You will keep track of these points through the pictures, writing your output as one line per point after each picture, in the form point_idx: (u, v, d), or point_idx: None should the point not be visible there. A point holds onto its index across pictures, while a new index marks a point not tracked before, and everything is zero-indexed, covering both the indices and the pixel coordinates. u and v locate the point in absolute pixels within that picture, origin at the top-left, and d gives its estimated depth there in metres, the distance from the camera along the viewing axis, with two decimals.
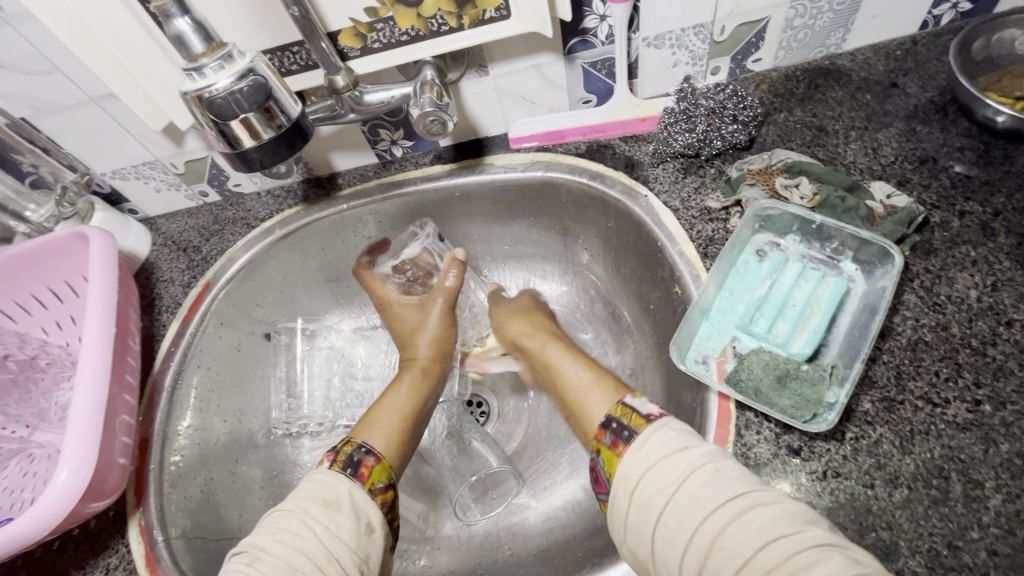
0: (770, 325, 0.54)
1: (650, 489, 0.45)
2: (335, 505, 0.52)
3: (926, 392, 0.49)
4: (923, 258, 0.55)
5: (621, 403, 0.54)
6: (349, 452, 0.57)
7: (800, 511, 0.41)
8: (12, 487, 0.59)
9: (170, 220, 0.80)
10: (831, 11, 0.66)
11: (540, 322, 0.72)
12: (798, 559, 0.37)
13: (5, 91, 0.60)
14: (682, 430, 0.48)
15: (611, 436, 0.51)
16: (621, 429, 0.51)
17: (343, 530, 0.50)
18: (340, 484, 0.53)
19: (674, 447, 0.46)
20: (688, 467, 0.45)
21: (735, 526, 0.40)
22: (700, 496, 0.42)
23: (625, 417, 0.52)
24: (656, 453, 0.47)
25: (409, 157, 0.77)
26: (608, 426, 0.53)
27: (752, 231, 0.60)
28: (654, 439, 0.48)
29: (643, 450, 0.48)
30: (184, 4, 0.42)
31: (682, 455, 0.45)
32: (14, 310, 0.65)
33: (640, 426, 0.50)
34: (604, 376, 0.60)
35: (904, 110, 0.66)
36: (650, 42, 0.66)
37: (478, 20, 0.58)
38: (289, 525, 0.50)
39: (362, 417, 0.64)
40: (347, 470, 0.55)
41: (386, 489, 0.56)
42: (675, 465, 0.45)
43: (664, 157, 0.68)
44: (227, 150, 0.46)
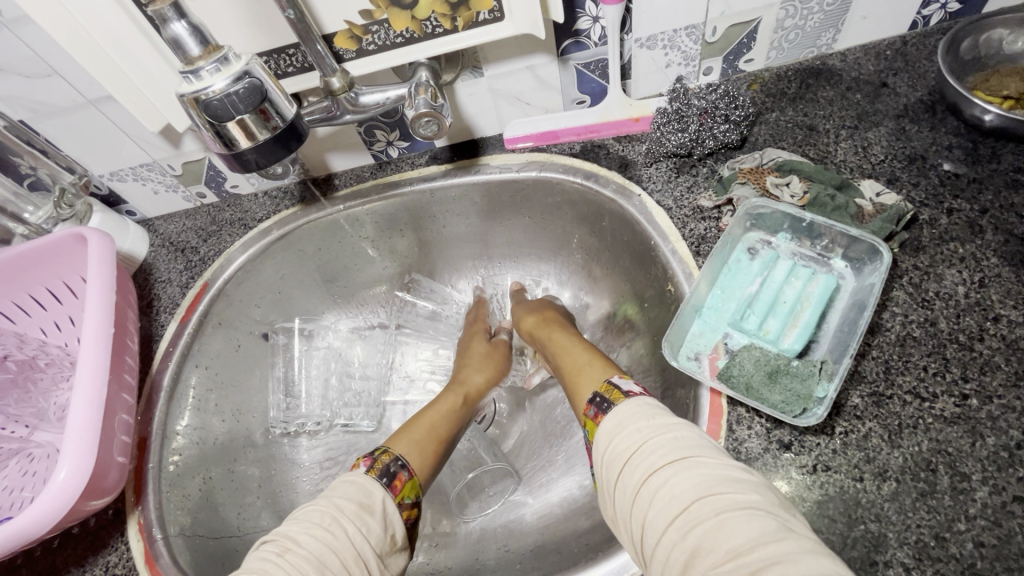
0: (761, 322, 0.54)
1: (614, 450, 0.47)
2: (369, 508, 0.52)
3: (915, 386, 0.50)
4: (912, 255, 0.56)
5: (607, 381, 0.54)
6: (385, 462, 0.57)
7: (749, 480, 0.41)
8: (12, 487, 0.60)
9: (168, 221, 0.80)
10: (821, 12, 0.67)
11: (551, 315, 0.74)
12: (725, 520, 0.38)
13: (5, 94, 0.61)
14: (655, 404, 0.49)
15: (594, 409, 0.52)
16: (602, 402, 0.52)
17: (373, 534, 0.50)
18: (376, 491, 0.54)
19: (642, 415, 0.48)
20: (650, 431, 0.46)
21: (676, 485, 0.41)
22: (652, 456, 0.44)
23: (608, 392, 0.52)
24: (627, 418, 0.48)
25: (405, 158, 0.78)
26: (592, 400, 0.53)
27: (744, 229, 0.61)
28: (630, 407, 0.49)
29: (617, 416, 0.49)
30: (181, 8, 0.42)
31: (648, 421, 0.47)
32: (14, 311, 0.66)
33: (619, 400, 0.50)
34: (602, 358, 0.61)
35: (894, 109, 0.67)
36: (642, 43, 0.67)
37: (472, 22, 0.59)
38: (322, 520, 0.49)
39: (400, 428, 0.64)
40: (383, 479, 0.55)
41: (410, 506, 0.56)
42: (638, 430, 0.46)
43: (657, 157, 0.69)
44: (225, 152, 0.47)
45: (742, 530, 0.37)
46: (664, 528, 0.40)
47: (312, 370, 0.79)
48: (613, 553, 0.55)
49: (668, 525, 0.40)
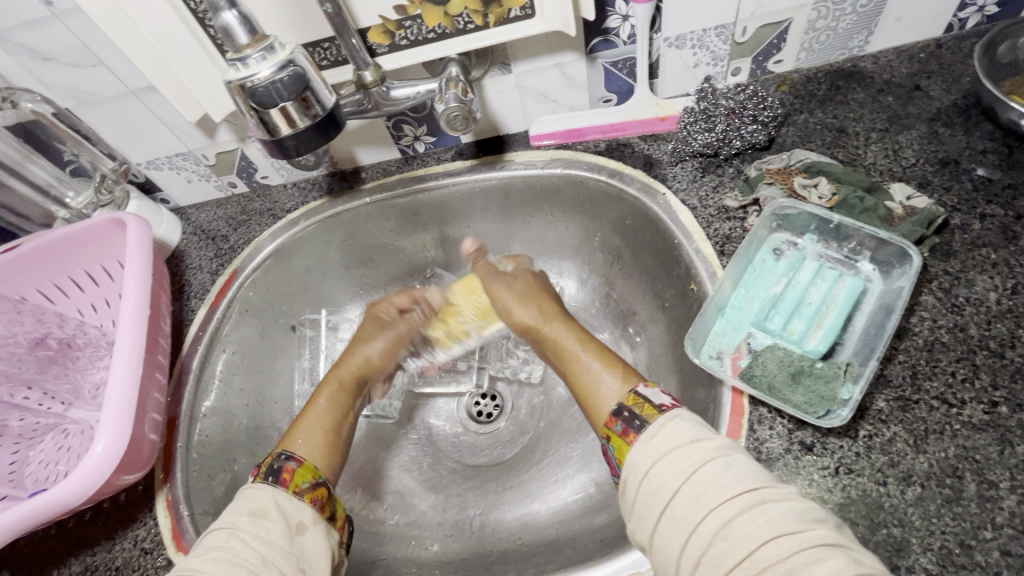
0: (785, 322, 0.54)
1: (659, 477, 0.46)
2: (262, 512, 0.52)
3: (942, 392, 0.49)
4: (943, 260, 0.55)
5: (633, 392, 0.53)
6: (269, 462, 0.57)
7: (807, 509, 0.41)
8: (48, 460, 0.63)
9: (199, 211, 0.83)
10: (854, 13, 0.66)
11: (541, 304, 0.70)
12: (800, 556, 0.38)
13: (52, 82, 0.64)
14: (694, 422, 0.48)
15: (622, 424, 0.51)
16: (634, 418, 0.50)
17: (273, 534, 0.50)
18: (264, 493, 0.53)
19: (687, 438, 0.47)
20: (699, 459, 0.45)
21: (741, 519, 0.41)
22: (709, 489, 0.43)
23: (637, 407, 0.51)
24: (670, 441, 0.47)
25: (431, 153, 0.79)
26: (619, 414, 0.52)
27: (769, 230, 0.60)
28: (668, 429, 0.48)
29: (656, 441, 0.48)
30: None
31: (695, 447, 0.46)
32: (53, 291, 0.69)
33: (652, 414, 0.50)
34: (615, 357, 0.59)
35: (927, 113, 0.66)
36: (671, 43, 0.67)
37: (503, 19, 0.60)
38: (221, 540, 0.49)
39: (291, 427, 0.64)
40: (269, 479, 0.55)
41: (313, 488, 0.56)
42: (686, 456, 0.45)
43: (682, 156, 0.69)
44: (266, 138, 0.48)
45: (818, 568, 0.37)
46: (732, 566, 0.39)
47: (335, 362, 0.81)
48: (631, 548, 0.55)
49: (734, 563, 0.39)
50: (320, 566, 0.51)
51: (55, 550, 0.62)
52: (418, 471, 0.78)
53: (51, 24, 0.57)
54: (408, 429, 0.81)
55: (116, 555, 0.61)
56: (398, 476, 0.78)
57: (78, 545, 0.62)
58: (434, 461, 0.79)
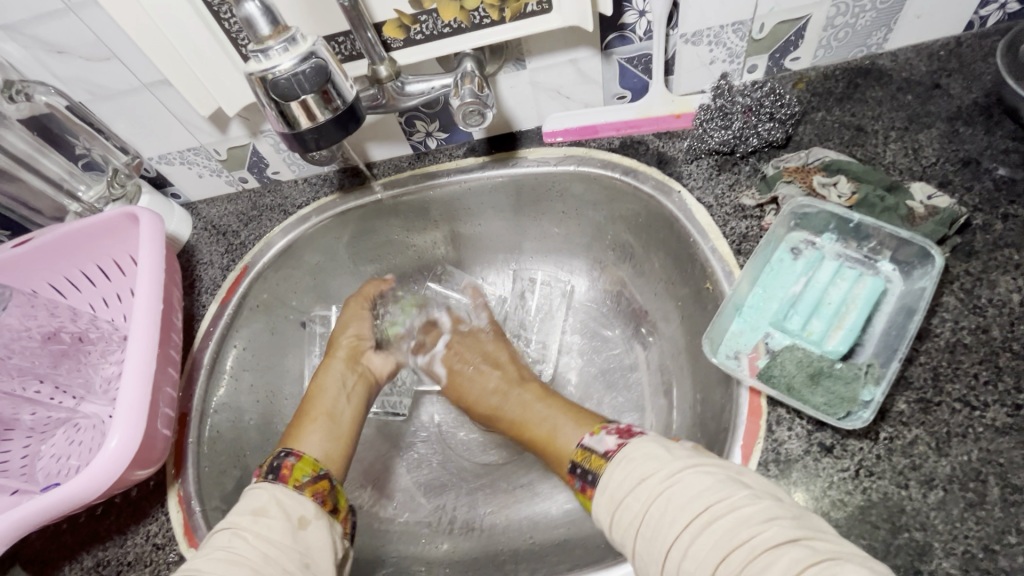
0: (804, 322, 0.54)
1: (621, 524, 0.46)
2: (263, 510, 0.51)
3: (965, 394, 0.48)
4: (964, 260, 0.54)
5: (579, 446, 0.53)
6: (269, 461, 0.57)
7: (759, 511, 0.41)
8: (60, 454, 0.63)
9: (210, 206, 0.82)
10: (873, 10, 0.65)
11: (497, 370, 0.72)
12: (755, 563, 0.38)
13: (65, 76, 0.63)
14: (633, 456, 0.48)
15: (579, 481, 0.51)
16: (586, 474, 0.50)
17: (273, 531, 0.50)
18: (263, 490, 0.53)
19: (632, 478, 0.46)
20: (646, 497, 0.45)
21: (697, 547, 0.41)
22: (665, 524, 0.43)
23: (586, 460, 0.51)
24: (619, 486, 0.47)
25: (443, 150, 0.78)
26: (574, 471, 0.52)
27: (787, 229, 0.59)
28: (617, 476, 0.48)
29: (608, 492, 0.47)
30: None
31: (640, 485, 0.45)
32: (65, 285, 0.69)
33: (600, 466, 0.49)
34: (570, 409, 0.60)
35: (947, 111, 0.65)
36: (687, 39, 0.66)
37: (519, 13, 0.59)
38: (224, 540, 0.49)
39: (291, 424, 0.64)
40: (269, 475, 0.55)
41: (313, 481, 0.56)
42: (635, 498, 0.45)
43: (698, 154, 0.68)
44: (286, 131, 0.48)
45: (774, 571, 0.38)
46: None
47: None
48: None
49: None
50: (323, 560, 0.51)
51: (67, 544, 0.62)
52: (428, 469, 0.78)
53: (65, 17, 0.57)
54: (418, 427, 0.81)
55: (129, 550, 0.61)
56: (408, 474, 0.77)
57: (90, 540, 0.62)
58: (444, 459, 0.78)
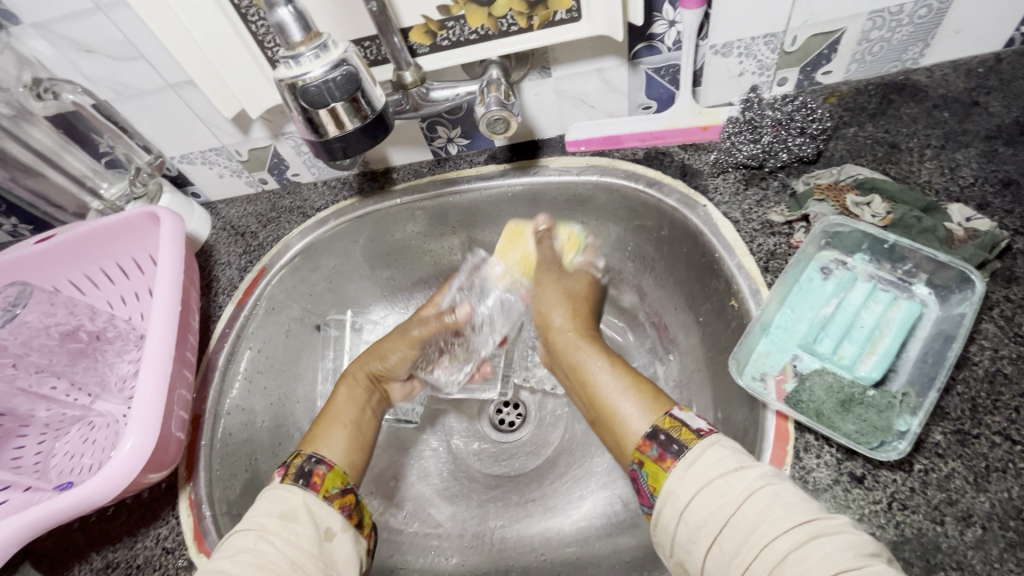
0: (836, 346, 0.52)
1: (708, 505, 0.43)
2: (292, 516, 0.51)
3: (1005, 427, 0.46)
4: (1004, 286, 0.52)
5: (668, 414, 0.51)
6: (298, 465, 0.56)
7: (862, 541, 0.39)
8: (74, 452, 0.63)
9: (229, 206, 0.82)
10: (911, 25, 0.63)
11: (579, 316, 0.68)
12: None
13: (92, 75, 0.64)
14: (735, 450, 0.46)
15: (658, 448, 0.49)
16: (670, 442, 0.48)
17: (302, 540, 0.49)
18: (293, 494, 0.52)
19: (729, 463, 0.45)
20: (748, 486, 0.43)
21: (796, 556, 0.39)
22: (761, 525, 0.41)
23: (674, 430, 0.49)
24: (713, 466, 0.45)
25: (464, 156, 0.78)
26: (655, 437, 0.50)
27: (818, 247, 0.58)
28: (707, 458, 0.46)
29: (696, 468, 0.45)
30: None
31: (740, 473, 0.44)
32: (85, 282, 0.69)
33: (691, 440, 0.48)
34: (640, 380, 0.57)
35: (986, 129, 0.63)
36: (717, 50, 0.65)
37: (548, 21, 0.58)
38: (249, 542, 0.49)
39: (309, 433, 0.63)
40: (299, 481, 0.54)
41: (341, 494, 0.55)
42: (731, 486, 0.43)
43: (725, 167, 0.67)
44: (313, 138, 0.47)
45: None
46: None
47: None
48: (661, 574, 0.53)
49: None
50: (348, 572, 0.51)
51: (77, 544, 0.62)
52: (439, 479, 0.76)
53: (94, 16, 0.57)
54: (430, 435, 0.80)
55: (138, 553, 0.61)
56: (418, 484, 0.76)
57: (100, 540, 0.62)
58: (455, 469, 0.77)
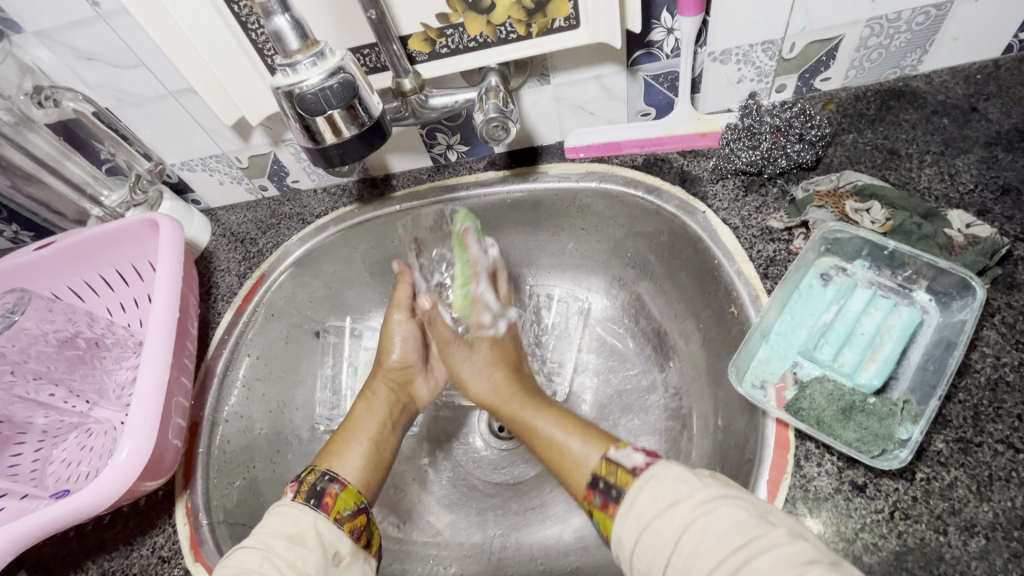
0: (836, 353, 0.51)
1: (649, 547, 0.43)
2: (300, 538, 0.50)
3: (1008, 435, 0.46)
4: (1005, 293, 0.52)
5: (604, 457, 0.51)
6: (312, 482, 0.56)
7: (799, 554, 0.39)
8: (71, 460, 0.62)
9: (229, 213, 0.82)
10: (908, 32, 0.63)
11: (509, 373, 0.68)
12: None
13: (93, 82, 0.64)
14: (668, 480, 0.45)
15: (601, 497, 0.49)
16: (609, 489, 0.48)
17: (308, 564, 0.49)
18: (304, 515, 0.52)
19: (662, 498, 0.44)
20: (683, 521, 0.42)
21: None
22: (698, 557, 0.41)
23: (612, 475, 0.49)
24: (648, 506, 0.45)
25: (463, 162, 0.78)
26: (596, 485, 0.49)
27: (817, 253, 0.57)
28: (643, 497, 0.45)
29: (634, 511, 0.45)
30: (286, 3, 0.42)
31: (672, 507, 0.43)
32: (84, 289, 0.69)
33: (627, 482, 0.47)
34: (579, 423, 0.57)
35: (985, 135, 0.63)
36: (715, 57, 0.65)
37: (547, 29, 0.58)
38: (253, 564, 0.48)
39: (324, 448, 0.62)
40: (310, 501, 0.54)
41: (353, 515, 0.55)
42: (667, 523, 0.43)
43: (724, 174, 0.67)
44: (311, 145, 0.47)
45: None
46: None
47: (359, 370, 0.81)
48: None
49: None
50: None
51: (73, 552, 0.61)
52: (438, 487, 0.76)
53: (96, 24, 0.58)
54: (429, 442, 0.79)
55: (134, 562, 0.60)
56: (418, 492, 0.76)
57: (97, 549, 0.61)
58: (454, 477, 0.77)
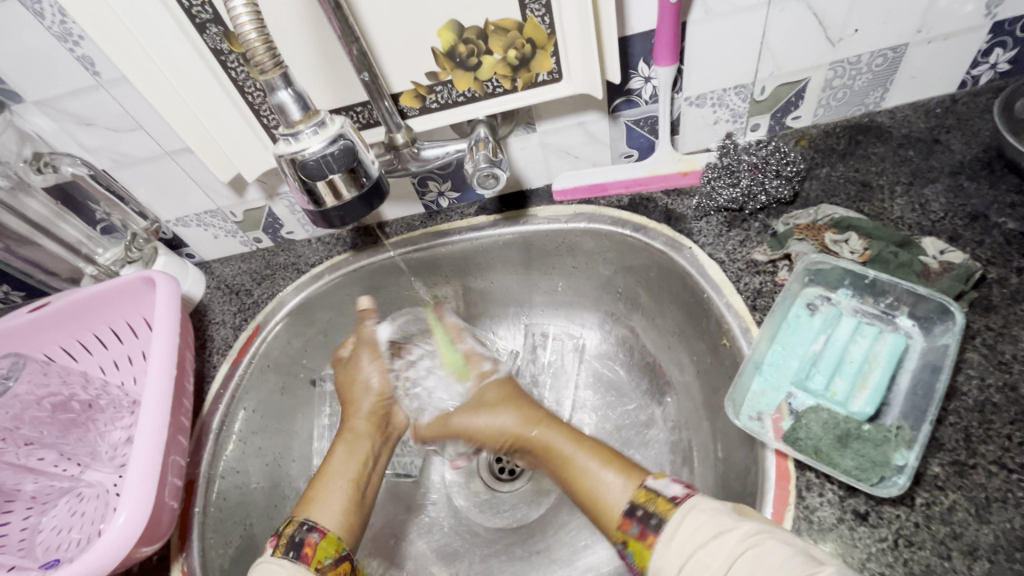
0: (827, 381, 0.53)
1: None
2: None
3: (1000, 456, 0.47)
4: (983, 315, 0.54)
5: (643, 486, 0.51)
6: (290, 534, 0.55)
7: None
8: (61, 527, 0.61)
9: (224, 265, 0.83)
10: (869, 72, 0.68)
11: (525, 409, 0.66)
12: None
13: (92, 146, 0.66)
14: (712, 512, 0.46)
15: (638, 525, 0.49)
16: (649, 517, 0.49)
17: None
18: (283, 570, 0.51)
19: (705, 529, 0.45)
20: (729, 552, 0.43)
21: None
22: None
23: (651, 502, 0.50)
24: (692, 536, 0.46)
25: (455, 208, 0.80)
26: (632, 513, 0.50)
27: (802, 284, 0.59)
28: (685, 528, 0.46)
29: (678, 540, 0.46)
30: (289, 78, 0.45)
31: (716, 539, 0.44)
32: (78, 349, 0.69)
33: (669, 510, 0.48)
34: (603, 452, 0.57)
35: (949, 166, 0.66)
36: (692, 102, 0.68)
37: (531, 83, 0.62)
38: None
39: (303, 494, 0.61)
40: (290, 553, 0.53)
41: (335, 564, 0.54)
42: (713, 554, 0.44)
43: (707, 211, 0.70)
44: (312, 208, 0.49)
45: None
46: None
47: None
48: None
49: None
50: None
51: None
52: (440, 535, 0.74)
53: (96, 92, 0.60)
54: (429, 489, 0.78)
55: None
56: (420, 542, 0.74)
57: None
58: (456, 523, 0.75)
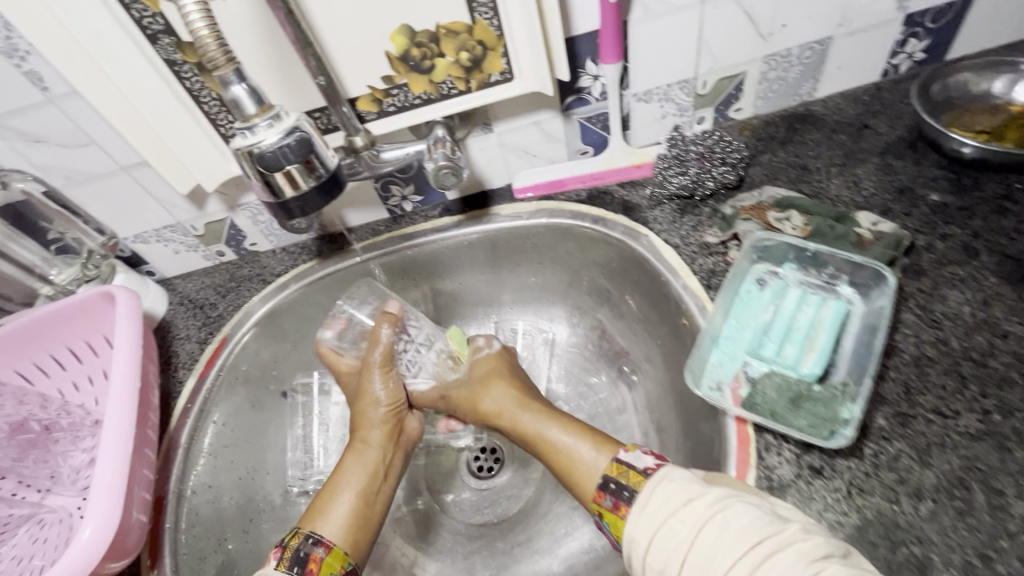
0: (779, 348, 0.56)
1: (663, 547, 0.45)
2: None
3: (937, 405, 0.51)
4: (914, 279, 0.59)
5: (615, 461, 0.54)
6: (296, 547, 0.55)
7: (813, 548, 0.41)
8: (21, 556, 0.58)
9: (186, 281, 0.82)
10: (800, 64, 0.72)
11: (514, 390, 0.69)
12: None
13: (43, 164, 0.65)
14: (683, 480, 0.48)
15: (611, 499, 0.51)
16: (621, 490, 0.50)
17: None
18: None
19: (676, 498, 0.47)
20: (699, 518, 0.45)
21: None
22: (718, 552, 0.43)
23: (623, 476, 0.52)
24: (663, 505, 0.47)
25: (419, 211, 0.81)
26: (606, 488, 0.52)
27: (751, 261, 0.63)
28: (656, 498, 0.48)
29: (649, 511, 0.47)
30: (242, 73, 0.46)
31: (687, 508, 0.46)
32: (34, 372, 0.66)
33: (640, 482, 0.50)
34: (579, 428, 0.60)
35: (878, 147, 0.72)
36: (639, 97, 0.72)
37: (484, 83, 0.64)
38: None
39: (311, 505, 0.62)
40: (294, 569, 0.53)
41: None
42: (682, 522, 0.45)
43: (660, 200, 0.73)
44: (271, 201, 0.50)
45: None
46: None
47: (330, 426, 0.80)
48: None
49: None
50: None
51: None
52: (421, 536, 0.74)
53: (46, 109, 0.59)
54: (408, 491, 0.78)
55: None
56: (402, 544, 0.74)
57: None
58: (437, 523, 0.75)
